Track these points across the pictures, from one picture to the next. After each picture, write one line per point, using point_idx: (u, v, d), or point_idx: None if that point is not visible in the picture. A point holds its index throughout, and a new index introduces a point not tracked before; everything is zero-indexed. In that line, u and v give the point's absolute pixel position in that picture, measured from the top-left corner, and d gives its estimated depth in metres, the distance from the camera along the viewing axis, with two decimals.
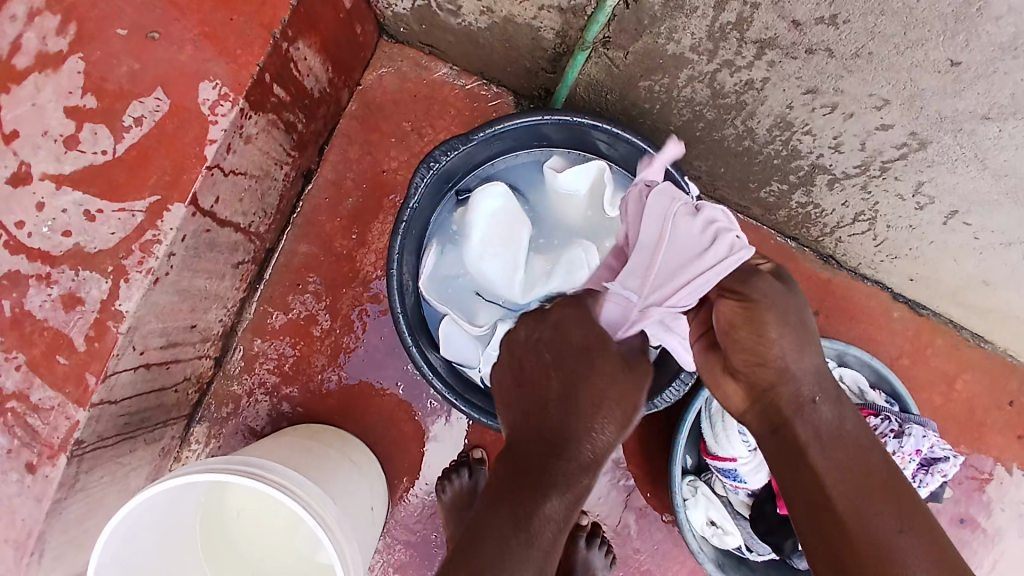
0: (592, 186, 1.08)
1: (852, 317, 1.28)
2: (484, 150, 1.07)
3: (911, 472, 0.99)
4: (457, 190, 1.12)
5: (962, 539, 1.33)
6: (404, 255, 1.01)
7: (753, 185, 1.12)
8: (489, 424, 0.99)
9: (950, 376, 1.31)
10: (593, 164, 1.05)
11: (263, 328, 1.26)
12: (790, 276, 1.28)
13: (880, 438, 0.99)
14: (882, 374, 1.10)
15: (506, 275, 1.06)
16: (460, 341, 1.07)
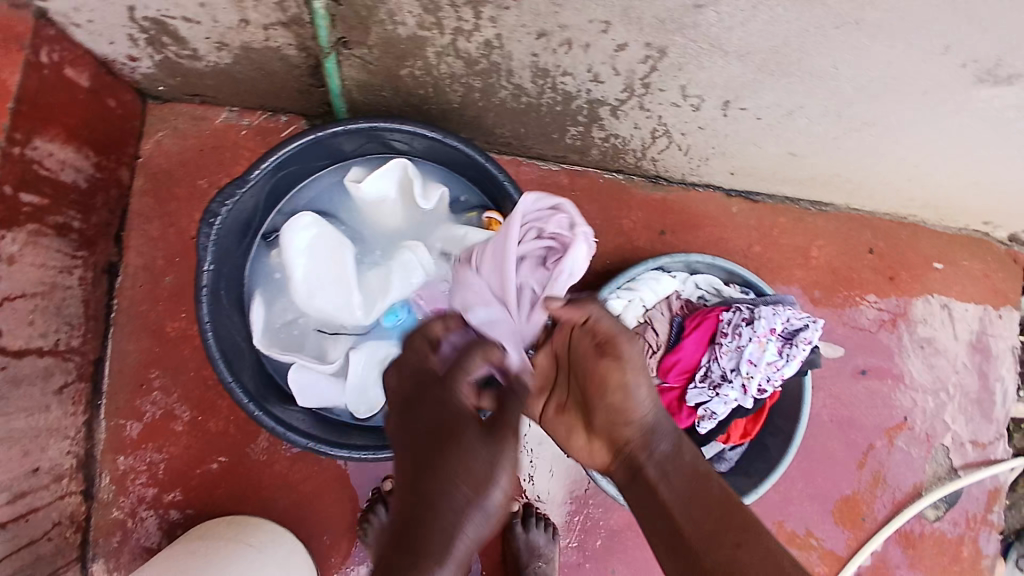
0: (401, 185, 1.03)
1: (695, 225, 1.32)
2: (277, 186, 1.00)
3: (774, 351, 0.99)
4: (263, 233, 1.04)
5: (870, 387, 1.38)
6: (219, 318, 0.94)
7: (557, 134, 1.12)
8: (364, 457, 0.93)
9: (807, 245, 1.38)
10: (395, 163, 1.01)
11: (123, 443, 1.16)
12: (627, 206, 1.29)
13: (736, 329, 1.01)
14: (731, 270, 1.14)
15: (341, 301, 0.99)
16: (317, 384, 0.99)
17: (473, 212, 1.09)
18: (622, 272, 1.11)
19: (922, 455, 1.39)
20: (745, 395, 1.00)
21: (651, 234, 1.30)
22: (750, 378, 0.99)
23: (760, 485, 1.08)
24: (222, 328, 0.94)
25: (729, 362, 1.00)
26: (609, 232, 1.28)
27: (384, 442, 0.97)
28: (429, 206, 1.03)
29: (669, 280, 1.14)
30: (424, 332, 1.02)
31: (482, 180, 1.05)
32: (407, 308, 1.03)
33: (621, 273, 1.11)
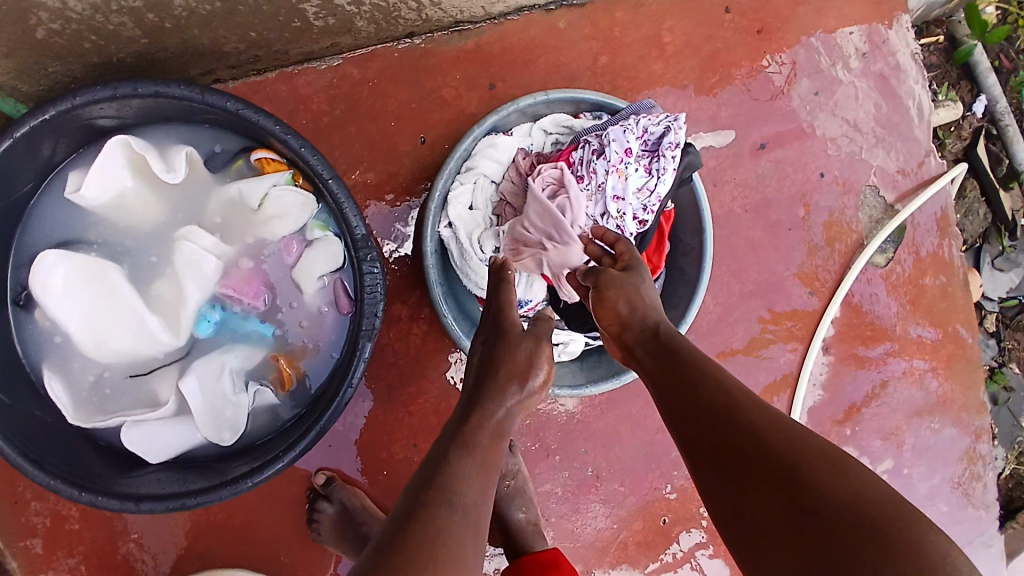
0: (133, 171, 0.81)
1: (526, 62, 1.12)
2: None
3: (640, 175, 0.83)
4: (14, 300, 0.84)
5: (778, 156, 1.25)
6: (3, 419, 0.77)
7: (299, 22, 0.92)
8: (239, 487, 0.78)
9: (657, 33, 1.18)
10: (109, 145, 0.78)
11: (33, 560, 1.04)
12: (438, 73, 1.08)
13: (589, 169, 0.84)
14: (574, 97, 0.96)
15: (139, 333, 0.82)
16: (159, 436, 0.82)
17: (239, 160, 0.86)
18: (449, 153, 0.92)
19: (854, 202, 1.29)
20: (625, 237, 0.85)
21: (479, 93, 1.09)
22: (623, 217, 0.84)
23: (686, 318, 0.96)
24: (13, 429, 0.77)
25: (596, 208, 0.85)
26: (434, 110, 1.08)
27: (260, 460, 0.81)
28: (178, 178, 0.81)
29: (509, 139, 0.95)
30: (256, 319, 0.86)
31: (224, 120, 0.82)
32: (221, 303, 0.85)
33: (449, 156, 0.92)
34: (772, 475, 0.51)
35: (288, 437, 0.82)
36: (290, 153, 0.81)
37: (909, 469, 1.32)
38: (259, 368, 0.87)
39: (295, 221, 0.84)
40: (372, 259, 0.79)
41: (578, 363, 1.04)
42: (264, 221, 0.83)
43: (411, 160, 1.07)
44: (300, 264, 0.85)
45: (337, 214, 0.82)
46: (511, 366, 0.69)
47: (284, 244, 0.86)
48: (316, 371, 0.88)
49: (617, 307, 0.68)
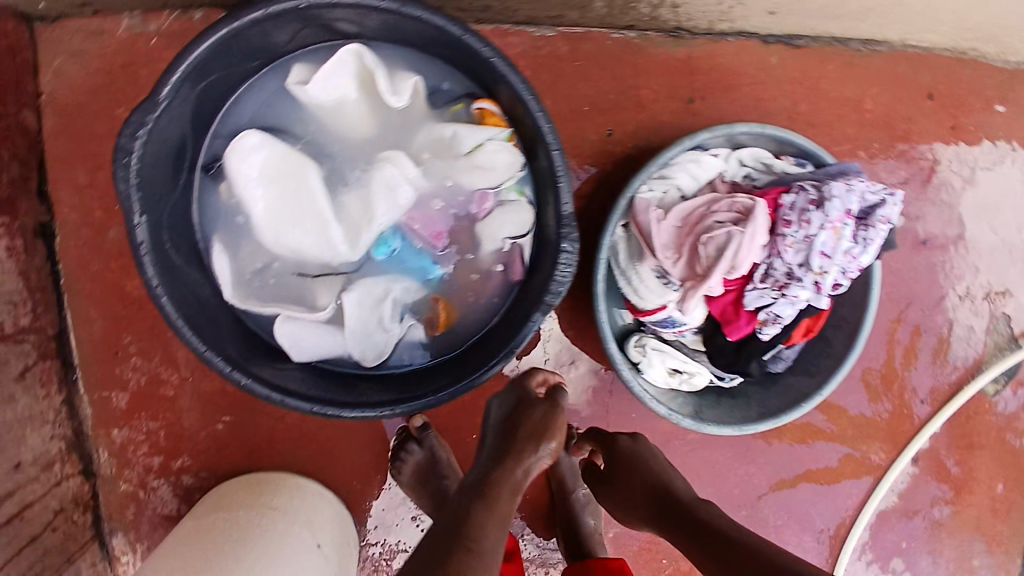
0: (360, 83, 0.85)
1: (727, 87, 1.10)
2: (204, 100, 0.80)
3: (850, 238, 0.85)
4: (202, 165, 0.85)
5: (931, 256, 1.22)
6: (175, 276, 0.78)
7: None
8: (381, 414, 0.78)
9: (860, 100, 1.15)
10: (344, 51, 0.82)
11: (112, 415, 1.04)
12: (643, 72, 1.07)
13: (802, 216, 0.86)
14: (783, 139, 0.97)
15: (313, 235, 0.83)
16: (308, 335, 0.85)
17: (460, 104, 0.88)
18: (652, 159, 0.93)
19: (984, 327, 1.25)
20: (819, 294, 0.86)
21: (676, 103, 1.08)
22: (825, 275, 0.85)
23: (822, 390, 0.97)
24: (180, 288, 0.78)
25: (796, 257, 0.86)
26: (627, 107, 1.07)
27: (395, 394, 0.83)
28: (401, 104, 0.85)
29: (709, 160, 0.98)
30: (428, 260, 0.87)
31: (459, 62, 0.84)
32: (401, 234, 0.86)
33: (653, 161, 0.93)
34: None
35: (427, 385, 0.84)
36: (518, 110, 0.81)
37: None
38: (416, 306, 0.89)
39: (500, 176, 0.87)
40: (571, 242, 0.77)
41: (694, 397, 1.05)
42: (468, 168, 0.86)
43: (591, 149, 1.06)
44: (489, 223, 0.86)
45: (544, 186, 0.82)
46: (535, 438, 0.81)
47: (479, 196, 0.87)
48: (467, 327, 0.90)
49: (637, 477, 0.94)
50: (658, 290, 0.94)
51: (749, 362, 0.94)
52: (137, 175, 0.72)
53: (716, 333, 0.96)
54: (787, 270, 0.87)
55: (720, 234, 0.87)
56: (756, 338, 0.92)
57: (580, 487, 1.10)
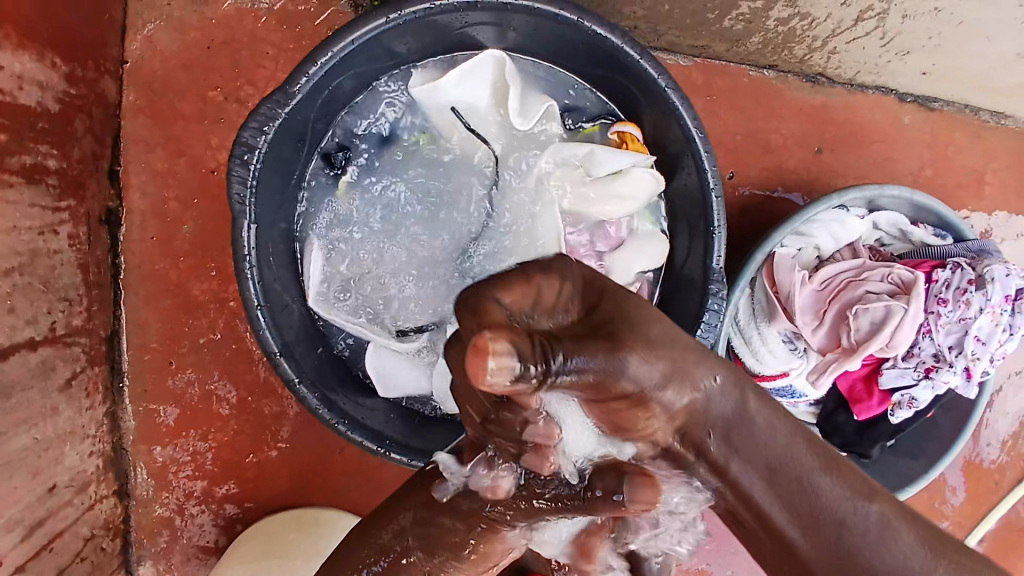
0: (494, 92, 0.75)
1: (861, 140, 1.01)
2: (342, 86, 0.70)
3: (1006, 325, 0.77)
4: (324, 151, 0.76)
5: None
6: (275, 284, 0.71)
7: (713, 13, 0.89)
8: None
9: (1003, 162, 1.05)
10: (490, 55, 0.72)
11: (158, 431, 0.95)
12: (773, 115, 0.98)
13: (960, 294, 0.77)
14: (921, 204, 0.89)
15: (430, 247, 0.76)
16: (400, 368, 0.76)
17: (596, 126, 0.79)
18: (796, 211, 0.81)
19: None
20: (968, 381, 0.78)
21: (805, 153, 0.99)
22: (978, 361, 0.76)
23: (921, 477, 0.93)
24: (274, 296, 0.70)
25: (948, 338, 0.77)
26: (747, 152, 0.98)
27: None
28: (529, 126, 0.75)
29: (855, 221, 0.86)
30: None
31: (602, 78, 0.76)
32: None
33: (799, 215, 0.81)
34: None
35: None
36: (667, 128, 0.73)
37: None
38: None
39: (637, 205, 0.77)
40: (722, 288, 0.72)
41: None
42: (605, 195, 0.76)
43: None
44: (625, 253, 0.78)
45: (694, 216, 0.75)
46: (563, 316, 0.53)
47: (605, 227, 0.79)
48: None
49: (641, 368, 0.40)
50: (783, 355, 0.83)
51: (871, 441, 0.85)
52: (255, 176, 0.66)
53: (838, 407, 0.88)
54: (934, 350, 0.78)
55: (877, 305, 0.75)
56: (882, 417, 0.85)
57: None
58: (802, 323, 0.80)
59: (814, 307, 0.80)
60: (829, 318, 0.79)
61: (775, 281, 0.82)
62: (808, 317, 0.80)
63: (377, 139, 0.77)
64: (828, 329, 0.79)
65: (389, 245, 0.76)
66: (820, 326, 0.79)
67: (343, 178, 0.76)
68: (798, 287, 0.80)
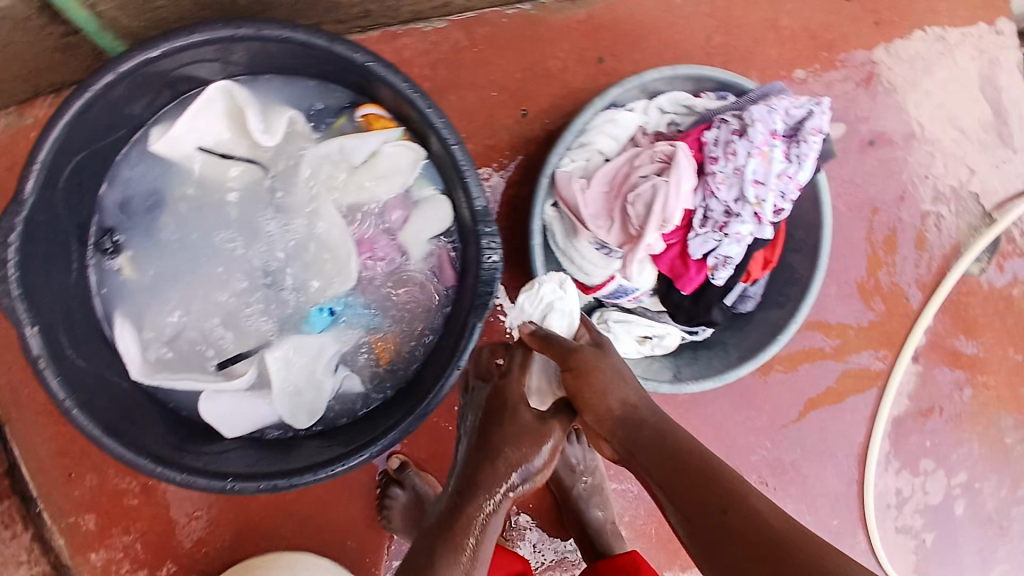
0: (232, 124, 0.78)
1: (635, 38, 1.04)
2: (83, 173, 0.75)
3: (781, 158, 0.78)
4: (97, 240, 0.80)
5: (879, 154, 1.20)
6: (82, 369, 0.74)
7: None
8: (329, 475, 0.74)
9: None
10: (212, 90, 0.75)
11: (84, 540, 0.98)
12: (546, 41, 1.01)
13: (727, 148, 0.78)
14: (694, 76, 0.91)
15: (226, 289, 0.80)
16: (237, 406, 0.81)
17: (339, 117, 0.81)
18: (564, 132, 0.86)
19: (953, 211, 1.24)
20: (762, 226, 0.79)
21: (587, 68, 1.02)
22: (763, 203, 0.77)
23: (792, 321, 0.97)
24: (81, 380, 0.73)
25: (730, 192, 0.78)
26: (535, 84, 1.01)
27: (343, 449, 0.77)
28: (274, 141, 0.78)
29: (628, 115, 0.89)
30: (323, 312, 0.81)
31: (325, 73, 0.78)
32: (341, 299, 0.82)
33: (564, 135, 0.86)
34: (742, 547, 0.58)
35: (380, 425, 0.78)
36: (400, 103, 0.75)
37: (986, 484, 1.31)
38: (352, 354, 0.83)
39: (406, 177, 0.79)
40: (491, 228, 0.74)
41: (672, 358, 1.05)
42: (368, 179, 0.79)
43: (512, 135, 1.00)
44: (409, 229, 0.81)
45: (448, 168, 0.76)
46: (610, 378, 0.71)
47: (386, 206, 0.81)
48: (410, 348, 0.83)
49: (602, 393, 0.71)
50: (599, 261, 0.87)
51: (707, 307, 0.87)
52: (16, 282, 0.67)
53: (669, 288, 0.89)
54: (724, 208, 0.80)
55: (645, 190, 0.77)
56: (711, 285, 0.86)
57: (576, 482, 1.05)
58: (594, 226, 0.83)
59: (599, 210, 0.83)
60: (614, 210, 0.81)
61: (563, 196, 0.85)
62: (601, 219, 0.83)
63: (143, 207, 0.80)
64: (620, 227, 0.82)
65: (189, 296, 0.80)
66: (612, 224, 0.82)
67: (123, 255, 0.80)
68: (582, 196, 0.83)
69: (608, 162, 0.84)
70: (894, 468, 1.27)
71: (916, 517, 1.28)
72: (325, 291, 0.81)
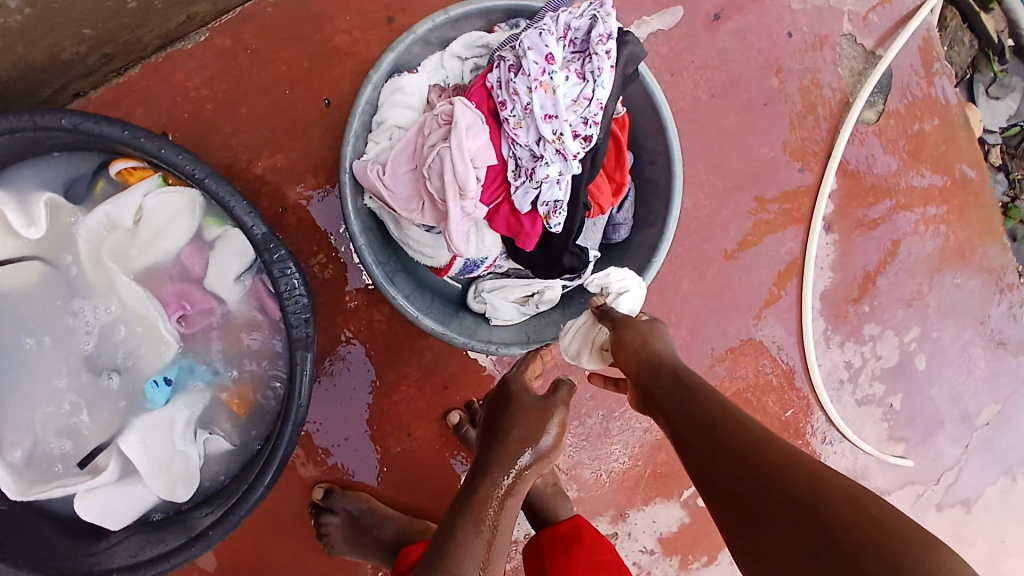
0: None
1: None
2: None
3: (566, 81, 0.70)
4: None
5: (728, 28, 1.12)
6: None
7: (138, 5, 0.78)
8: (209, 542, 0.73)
9: None
10: None
11: None
12: (326, 19, 0.92)
13: (510, 88, 0.72)
14: (477, 12, 0.81)
15: (55, 390, 0.74)
16: (111, 501, 0.76)
17: (99, 182, 0.76)
18: (348, 120, 0.78)
19: (826, 61, 1.17)
20: (570, 162, 0.72)
21: (378, 34, 0.93)
22: (562, 138, 0.70)
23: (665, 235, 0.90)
24: None
25: (528, 134, 0.72)
26: (329, 70, 0.93)
27: (221, 510, 0.76)
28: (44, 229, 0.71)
29: (415, 78, 0.81)
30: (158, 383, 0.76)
31: (61, 142, 0.72)
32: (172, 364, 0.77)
33: (348, 123, 0.79)
34: (743, 480, 0.55)
35: (246, 480, 0.76)
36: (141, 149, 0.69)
37: (935, 328, 1.27)
38: (209, 414, 0.79)
39: (188, 222, 0.75)
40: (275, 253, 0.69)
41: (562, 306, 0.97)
42: (151, 236, 0.74)
43: (322, 130, 0.93)
44: (212, 274, 0.76)
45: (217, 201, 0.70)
46: (643, 329, 0.72)
47: (182, 258, 0.76)
48: (265, 390, 0.79)
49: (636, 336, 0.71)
50: (432, 241, 0.81)
51: (557, 257, 0.81)
52: None
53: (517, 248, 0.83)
54: (529, 153, 0.73)
55: (434, 160, 0.71)
56: (552, 233, 0.80)
57: None
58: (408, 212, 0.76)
59: (406, 193, 0.76)
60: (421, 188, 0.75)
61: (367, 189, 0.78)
62: (412, 204, 0.76)
63: None
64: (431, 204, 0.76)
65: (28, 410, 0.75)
66: (422, 206, 0.76)
67: None
68: (386, 184, 0.75)
69: (403, 139, 0.76)
70: (839, 342, 1.23)
71: (874, 385, 1.25)
72: (153, 361, 0.76)
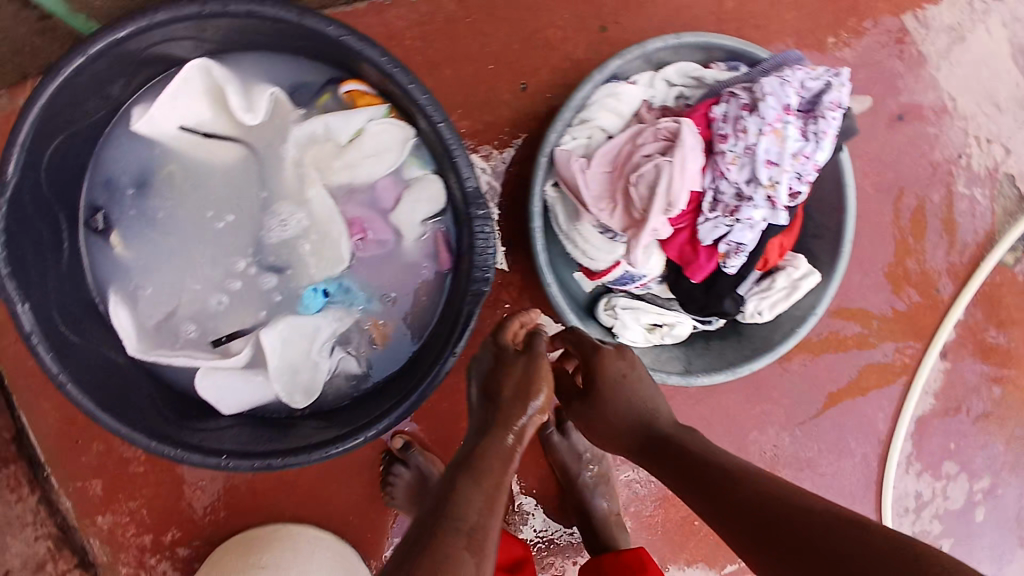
0: (215, 100, 0.75)
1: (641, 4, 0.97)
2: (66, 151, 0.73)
3: (795, 136, 0.72)
4: (86, 219, 0.78)
5: (908, 131, 1.12)
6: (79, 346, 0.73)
7: None
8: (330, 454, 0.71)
9: None
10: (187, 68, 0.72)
11: (90, 507, 1.00)
12: (546, 8, 0.95)
13: (737, 124, 0.73)
14: (702, 45, 0.83)
15: (221, 268, 0.78)
16: (234, 386, 0.78)
17: (325, 93, 0.78)
18: (563, 105, 0.80)
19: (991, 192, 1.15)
20: (777, 210, 0.73)
21: (589, 36, 0.96)
22: (777, 186, 0.72)
23: (817, 307, 0.89)
24: (75, 358, 0.71)
25: (741, 172, 0.73)
26: (534, 55, 0.95)
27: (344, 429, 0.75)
28: (258, 119, 0.74)
29: (630, 87, 0.83)
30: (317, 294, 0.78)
31: (301, 48, 0.75)
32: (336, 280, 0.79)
33: (563, 107, 0.80)
34: (793, 522, 0.53)
35: (374, 408, 0.76)
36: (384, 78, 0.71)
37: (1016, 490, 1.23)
38: (349, 334, 0.81)
39: (397, 154, 0.77)
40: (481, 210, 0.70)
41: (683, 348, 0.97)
42: (357, 159, 0.77)
43: (510, 108, 0.95)
44: (400, 210, 0.78)
45: (439, 147, 0.73)
46: (635, 380, 0.73)
47: (377, 188, 0.79)
48: (409, 332, 0.81)
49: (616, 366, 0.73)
50: (604, 246, 0.82)
51: (721, 297, 0.81)
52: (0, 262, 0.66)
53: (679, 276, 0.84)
54: (735, 190, 0.74)
55: (648, 169, 0.73)
56: (722, 273, 0.80)
57: (583, 471, 1.02)
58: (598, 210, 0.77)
59: (603, 190, 0.78)
60: (620, 189, 0.76)
61: (562, 175, 0.79)
62: (604, 203, 0.78)
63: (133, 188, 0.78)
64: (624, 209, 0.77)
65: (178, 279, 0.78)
66: (616, 207, 0.77)
67: (113, 236, 0.78)
68: (584, 175, 0.77)
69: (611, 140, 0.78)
70: (918, 472, 1.20)
71: (939, 525, 1.21)
72: (321, 270, 0.78)
